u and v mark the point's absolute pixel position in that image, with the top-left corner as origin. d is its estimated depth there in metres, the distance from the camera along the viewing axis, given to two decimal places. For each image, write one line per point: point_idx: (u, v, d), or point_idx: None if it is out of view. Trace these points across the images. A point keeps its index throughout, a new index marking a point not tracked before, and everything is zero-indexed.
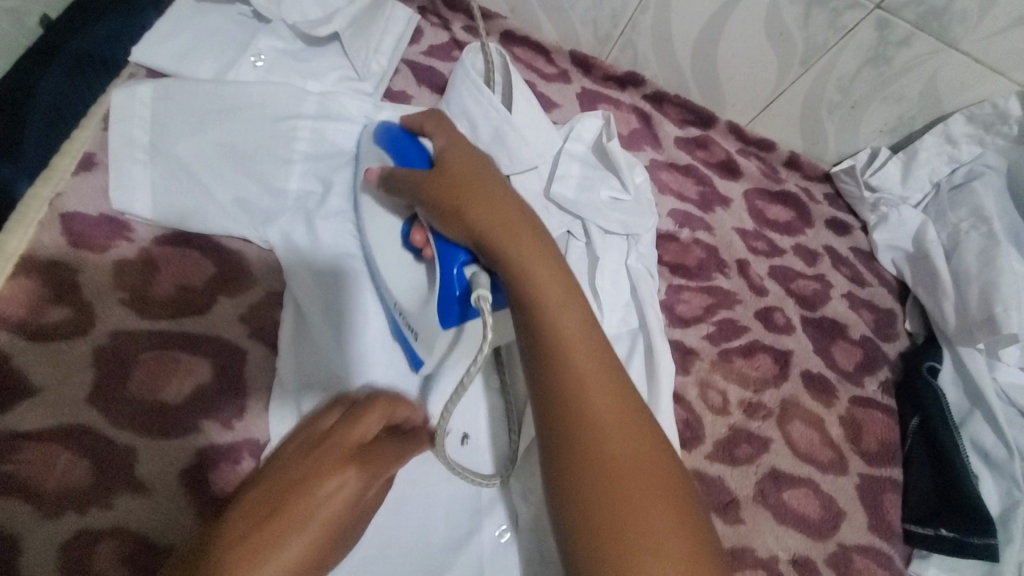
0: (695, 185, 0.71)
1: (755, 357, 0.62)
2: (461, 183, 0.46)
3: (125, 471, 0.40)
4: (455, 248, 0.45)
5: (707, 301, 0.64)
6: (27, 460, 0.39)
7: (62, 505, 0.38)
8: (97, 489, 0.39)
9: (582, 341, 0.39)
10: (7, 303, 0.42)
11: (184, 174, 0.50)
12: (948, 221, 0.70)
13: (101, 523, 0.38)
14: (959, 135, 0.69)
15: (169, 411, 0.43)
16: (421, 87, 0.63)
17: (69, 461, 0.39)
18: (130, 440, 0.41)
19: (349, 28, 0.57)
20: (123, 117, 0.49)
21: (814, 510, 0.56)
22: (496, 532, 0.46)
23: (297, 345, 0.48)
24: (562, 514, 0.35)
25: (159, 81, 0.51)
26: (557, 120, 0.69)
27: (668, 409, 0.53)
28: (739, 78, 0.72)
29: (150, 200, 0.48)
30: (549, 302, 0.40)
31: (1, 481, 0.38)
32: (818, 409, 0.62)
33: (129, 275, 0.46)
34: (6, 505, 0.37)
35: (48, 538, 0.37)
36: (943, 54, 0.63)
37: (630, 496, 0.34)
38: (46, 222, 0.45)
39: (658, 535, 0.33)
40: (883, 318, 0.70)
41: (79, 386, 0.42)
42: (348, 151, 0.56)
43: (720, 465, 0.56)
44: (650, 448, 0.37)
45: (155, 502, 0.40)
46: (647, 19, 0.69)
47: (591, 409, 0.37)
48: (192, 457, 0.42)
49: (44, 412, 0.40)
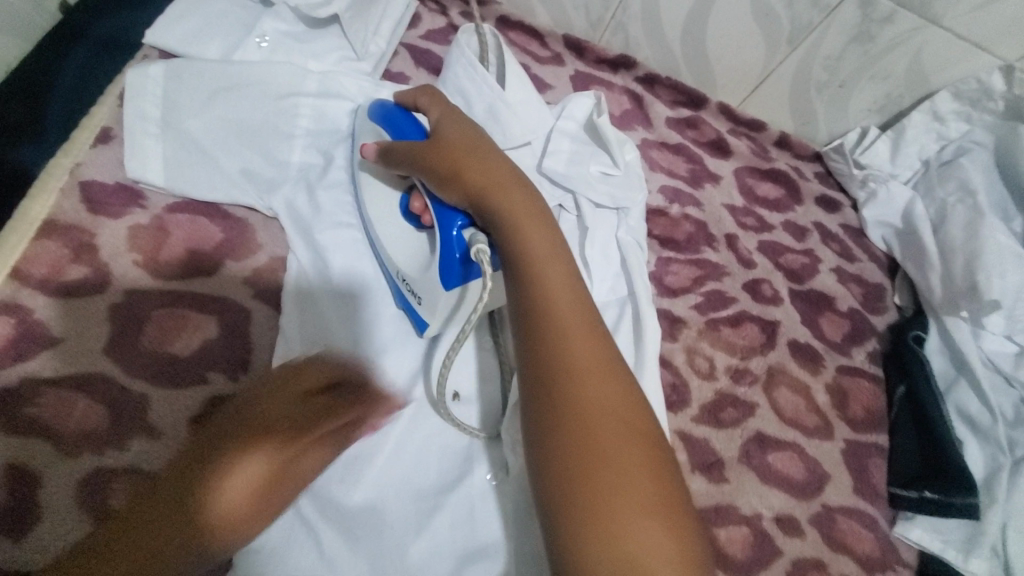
0: (686, 163, 0.73)
1: (742, 326, 0.64)
2: (457, 149, 0.48)
3: (139, 417, 0.43)
4: (453, 212, 0.48)
5: (696, 273, 0.66)
6: (47, 405, 0.42)
7: (80, 444, 0.41)
8: (112, 432, 0.42)
9: (565, 293, 0.41)
10: (33, 263, 0.46)
11: (194, 147, 0.53)
12: (936, 196, 0.71)
13: (116, 462, 0.41)
14: (946, 112, 0.71)
15: (178, 363, 0.46)
16: (419, 69, 0.66)
17: (86, 406, 0.42)
18: (142, 388, 0.44)
19: (349, 10, 0.59)
20: (136, 94, 0.52)
21: (798, 472, 0.58)
22: (486, 476, 0.49)
23: (299, 305, 0.51)
24: (534, 445, 0.37)
25: (169, 61, 0.54)
26: (550, 101, 0.71)
27: (653, 371, 0.55)
28: (729, 59, 0.73)
29: (163, 170, 0.51)
30: (537, 257, 0.42)
31: (25, 423, 0.41)
32: (804, 376, 0.63)
33: (142, 239, 0.49)
34: (30, 444, 0.40)
35: (66, 474, 0.40)
36: (926, 31, 0.65)
37: (600, 430, 0.36)
38: (66, 190, 0.49)
39: (627, 471, 0.35)
40: (872, 291, 0.71)
41: (97, 337, 0.45)
42: (344, 128, 0.59)
43: (706, 427, 0.58)
44: (627, 393, 0.38)
45: (166, 445, 0.43)
46: (637, 3, 0.71)
47: (569, 351, 0.39)
48: (200, 405, 0.45)
49: (64, 362, 0.43)
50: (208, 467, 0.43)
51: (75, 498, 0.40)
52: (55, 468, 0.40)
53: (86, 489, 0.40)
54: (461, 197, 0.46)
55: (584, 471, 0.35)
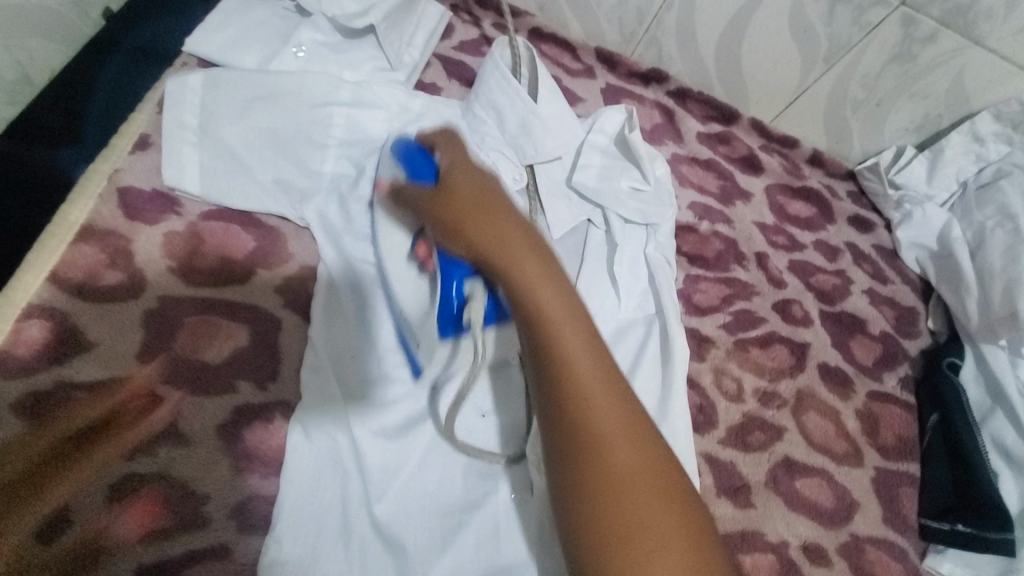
0: (716, 179, 0.72)
1: (772, 348, 0.63)
2: (467, 202, 0.45)
3: (168, 422, 0.43)
4: (454, 266, 0.47)
5: (725, 291, 0.65)
6: (79, 408, 0.42)
7: (110, 449, 0.41)
8: (141, 437, 0.42)
9: (583, 355, 0.39)
10: (70, 268, 0.46)
11: (229, 155, 0.54)
12: (975, 219, 0.69)
13: (145, 468, 0.41)
14: (986, 133, 0.69)
15: (209, 370, 0.46)
16: (451, 80, 0.67)
17: (117, 411, 0.43)
18: (172, 394, 0.44)
19: (385, 22, 0.60)
20: (176, 103, 0.53)
21: (826, 500, 0.57)
22: (510, 494, 0.48)
23: (326, 319, 0.51)
24: (567, 519, 0.36)
25: (208, 70, 0.54)
26: (581, 114, 0.71)
27: (681, 393, 0.54)
28: (763, 75, 0.72)
29: (199, 178, 0.52)
30: (551, 318, 0.40)
31: (57, 426, 0.41)
32: (834, 401, 0.62)
33: (177, 246, 0.50)
34: (59, 446, 0.40)
35: (95, 479, 0.40)
36: (969, 52, 0.63)
37: (634, 502, 0.35)
38: (104, 196, 0.50)
39: (659, 539, 0.34)
40: (905, 315, 0.70)
41: (130, 342, 0.45)
42: (375, 138, 0.59)
43: (733, 450, 0.57)
44: (656, 459, 0.37)
45: (193, 454, 0.43)
46: (671, 17, 0.70)
47: (591, 420, 0.37)
48: (228, 414, 0.45)
49: (97, 366, 0.44)
50: (235, 477, 0.43)
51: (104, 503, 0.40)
52: (84, 472, 0.40)
53: (113, 494, 0.40)
54: (469, 253, 0.44)
55: (623, 547, 0.34)
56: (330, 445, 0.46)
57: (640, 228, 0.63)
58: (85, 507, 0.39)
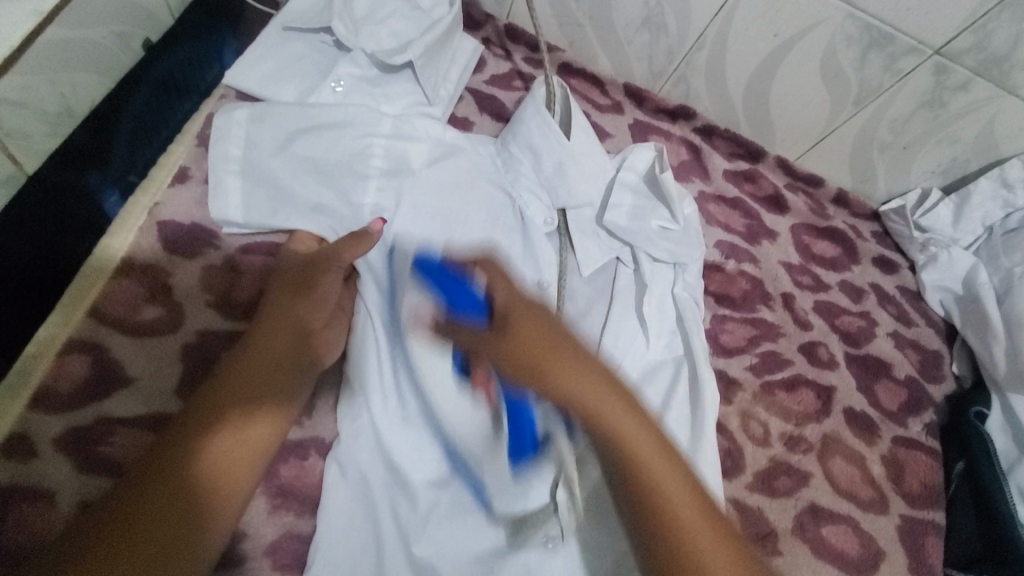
0: (742, 218, 0.72)
1: (798, 391, 0.63)
2: (537, 343, 0.40)
3: (216, 426, 0.43)
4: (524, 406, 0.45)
5: (751, 332, 0.65)
6: (121, 444, 0.43)
7: (163, 459, 0.41)
8: (191, 442, 0.42)
9: (689, 504, 0.39)
10: (111, 302, 0.47)
11: (272, 186, 0.54)
12: (1001, 265, 0.69)
13: (201, 469, 0.41)
14: (1014, 180, 0.69)
15: None
16: (483, 115, 0.67)
17: None
18: (219, 397, 0.44)
19: (422, 57, 0.60)
20: (222, 136, 0.54)
21: (853, 548, 0.56)
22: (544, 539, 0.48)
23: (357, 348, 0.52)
24: None
25: (254, 105, 0.55)
26: (609, 150, 0.71)
27: (713, 441, 0.54)
28: (791, 115, 0.72)
29: (240, 207, 0.53)
30: (649, 467, 0.40)
31: (101, 462, 0.43)
32: (860, 446, 0.62)
33: (215, 280, 0.50)
34: (104, 483, 0.42)
35: (150, 488, 0.40)
36: (1002, 100, 0.63)
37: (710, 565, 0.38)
38: (144, 229, 0.50)
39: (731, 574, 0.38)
40: (929, 358, 0.70)
41: (172, 371, 0.47)
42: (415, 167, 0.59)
43: (760, 496, 0.57)
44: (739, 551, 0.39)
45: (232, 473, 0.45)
46: (701, 57, 0.70)
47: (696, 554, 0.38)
48: None
49: (137, 401, 0.45)
50: (271, 514, 0.46)
51: (161, 508, 0.39)
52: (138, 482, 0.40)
53: (170, 501, 0.39)
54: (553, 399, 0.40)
55: None
56: (367, 477, 0.48)
57: (670, 266, 0.63)
58: (142, 516, 0.38)
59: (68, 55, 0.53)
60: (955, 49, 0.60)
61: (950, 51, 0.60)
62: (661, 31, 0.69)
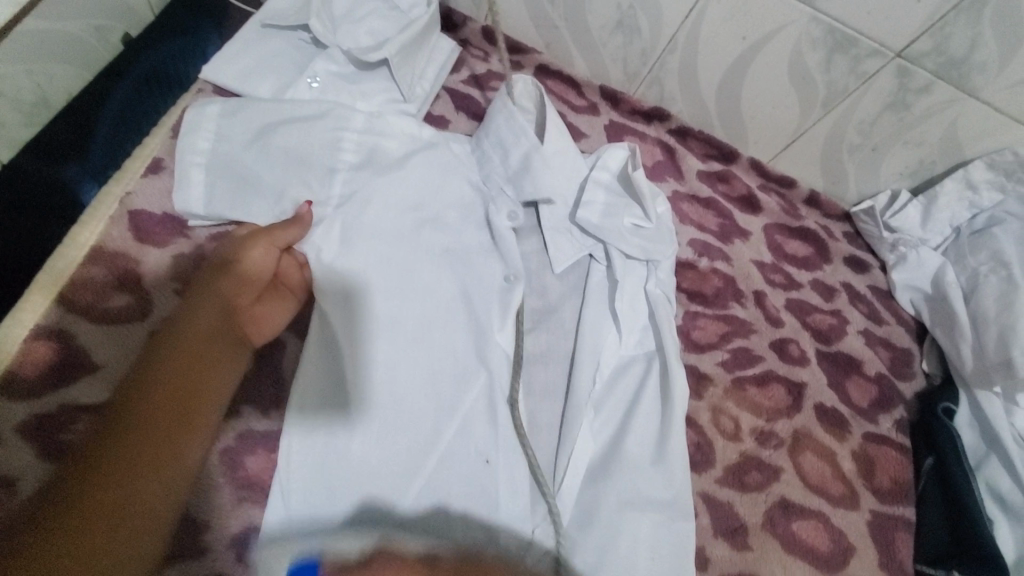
0: (715, 218, 0.73)
1: (769, 387, 0.63)
2: None
3: (179, 413, 0.43)
4: None
5: (723, 328, 0.66)
6: (79, 431, 0.43)
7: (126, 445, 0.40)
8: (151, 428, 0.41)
9: None
10: (78, 289, 0.47)
11: (237, 177, 0.54)
12: (968, 264, 0.71)
13: (157, 425, 0.42)
14: (979, 181, 0.70)
15: None
16: (459, 113, 0.68)
17: None
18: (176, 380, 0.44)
19: (399, 55, 0.61)
20: (191, 128, 0.54)
21: (823, 543, 0.56)
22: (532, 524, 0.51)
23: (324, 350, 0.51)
24: None
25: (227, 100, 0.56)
26: (585, 150, 0.72)
27: (680, 430, 0.54)
28: (762, 117, 0.74)
29: (204, 199, 0.52)
30: None
31: (58, 448, 0.42)
32: (830, 442, 0.62)
33: (185, 269, 0.51)
34: (63, 469, 0.42)
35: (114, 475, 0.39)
36: (962, 102, 0.65)
37: None
38: (115, 218, 0.50)
39: None
40: (900, 356, 0.70)
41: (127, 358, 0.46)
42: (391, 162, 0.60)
43: (730, 490, 0.57)
44: None
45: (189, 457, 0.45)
46: (674, 59, 0.71)
47: None
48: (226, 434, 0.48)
49: (101, 387, 0.45)
50: (236, 505, 0.46)
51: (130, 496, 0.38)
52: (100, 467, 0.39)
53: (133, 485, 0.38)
54: None
55: None
56: (330, 465, 0.48)
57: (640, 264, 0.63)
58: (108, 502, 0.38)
59: (43, 47, 0.53)
60: (916, 52, 0.61)
61: (911, 53, 0.61)
62: (634, 33, 0.70)
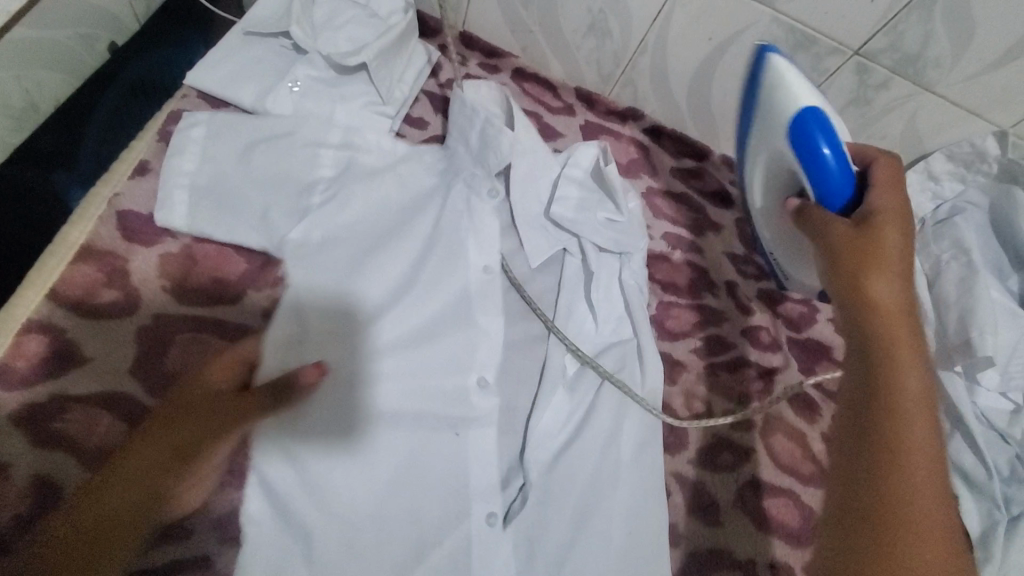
0: (688, 213, 0.76)
1: (740, 372, 0.66)
2: None
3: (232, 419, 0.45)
4: None
5: (696, 317, 0.68)
6: (74, 420, 0.45)
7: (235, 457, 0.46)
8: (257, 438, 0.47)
9: None
10: (68, 286, 0.49)
11: (218, 195, 0.55)
12: (931, 252, 0.73)
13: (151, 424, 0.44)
14: (940, 172, 0.73)
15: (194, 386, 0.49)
16: (438, 115, 0.71)
17: (109, 423, 0.46)
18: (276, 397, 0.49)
19: (376, 60, 0.64)
20: (176, 152, 0.56)
21: (793, 520, 0.59)
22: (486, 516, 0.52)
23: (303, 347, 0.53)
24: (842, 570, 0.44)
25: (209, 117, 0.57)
26: (561, 149, 0.75)
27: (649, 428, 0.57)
28: (732, 115, 0.77)
29: (187, 216, 0.54)
30: None
31: (54, 436, 0.44)
32: (801, 424, 0.65)
33: (171, 266, 0.53)
34: (55, 456, 0.44)
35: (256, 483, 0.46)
36: (920, 96, 0.67)
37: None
38: (104, 218, 0.52)
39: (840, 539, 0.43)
40: None
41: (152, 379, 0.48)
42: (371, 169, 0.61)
43: (703, 469, 0.59)
44: None
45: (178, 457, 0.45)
46: (646, 61, 0.74)
47: None
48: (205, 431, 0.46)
49: (91, 379, 0.47)
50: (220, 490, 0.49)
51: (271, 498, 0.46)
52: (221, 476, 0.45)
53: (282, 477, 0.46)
54: None
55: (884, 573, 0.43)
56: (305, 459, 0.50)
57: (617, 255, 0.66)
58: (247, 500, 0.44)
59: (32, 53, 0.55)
60: (873, 49, 0.64)
61: (868, 51, 0.64)
62: (606, 36, 0.73)
